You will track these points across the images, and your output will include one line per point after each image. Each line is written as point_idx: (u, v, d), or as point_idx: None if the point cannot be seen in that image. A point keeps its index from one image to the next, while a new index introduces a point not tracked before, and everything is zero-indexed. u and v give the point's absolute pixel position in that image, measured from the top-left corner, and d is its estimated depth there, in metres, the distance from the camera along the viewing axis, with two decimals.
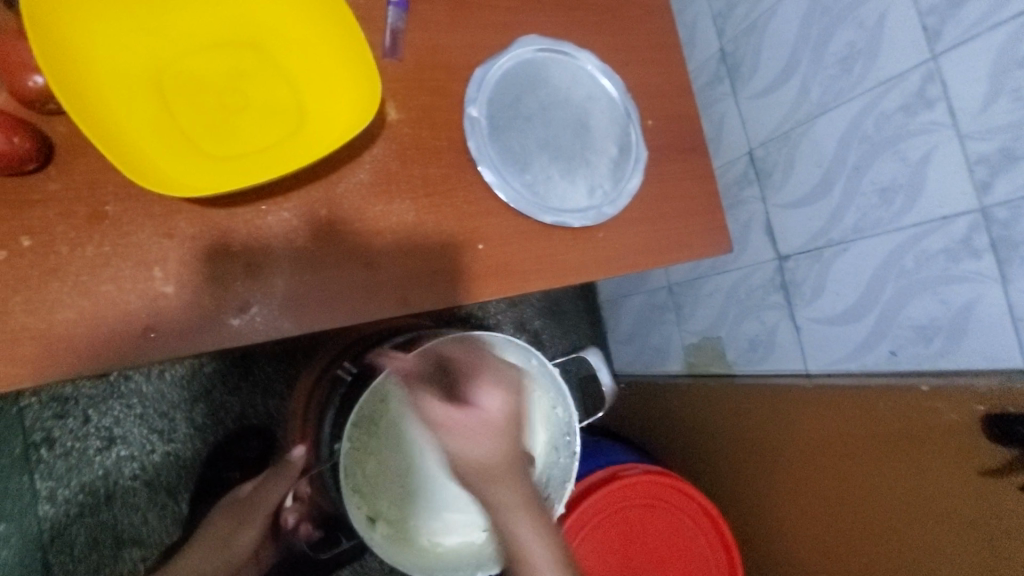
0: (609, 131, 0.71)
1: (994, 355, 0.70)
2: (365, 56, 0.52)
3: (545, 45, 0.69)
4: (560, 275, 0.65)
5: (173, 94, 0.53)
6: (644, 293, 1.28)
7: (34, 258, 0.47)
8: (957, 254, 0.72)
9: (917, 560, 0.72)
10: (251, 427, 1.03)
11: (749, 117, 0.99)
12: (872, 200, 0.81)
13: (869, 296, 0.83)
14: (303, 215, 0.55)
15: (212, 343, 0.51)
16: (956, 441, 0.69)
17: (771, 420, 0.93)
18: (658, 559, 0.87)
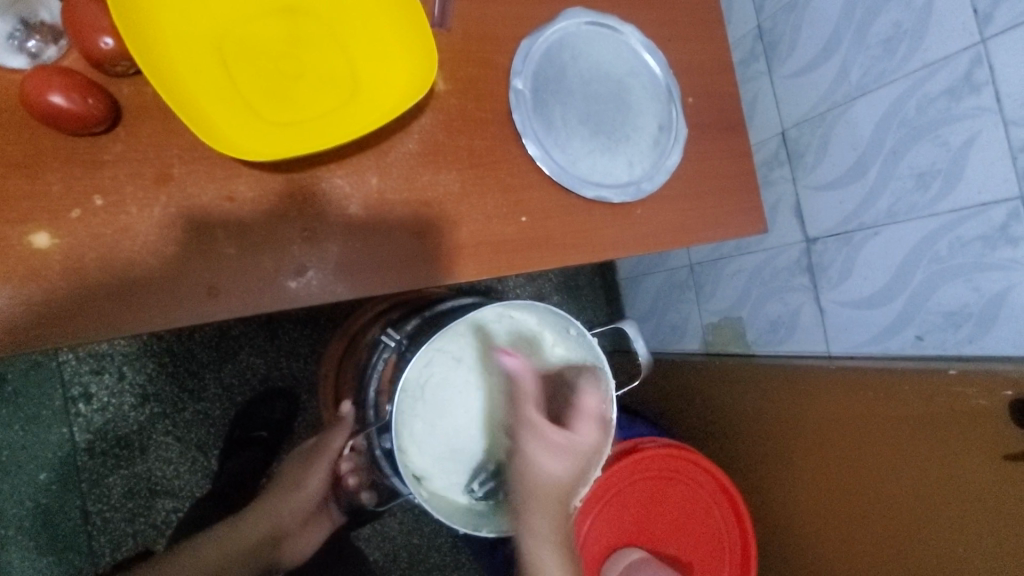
0: (650, 107, 0.71)
1: (1022, 342, 0.72)
2: (422, 26, 0.54)
3: (589, 18, 0.69)
4: (597, 249, 0.67)
5: (234, 59, 0.54)
6: (664, 272, 1.30)
7: (106, 217, 0.49)
8: (993, 241, 0.73)
9: (933, 538, 0.74)
10: (279, 387, 1.08)
11: (783, 98, 0.98)
12: (908, 184, 0.81)
13: (899, 281, 0.84)
14: (355, 183, 0.57)
15: (272, 304, 0.53)
16: (982, 424, 0.70)
17: (792, 398, 0.95)
18: (674, 525, 0.93)
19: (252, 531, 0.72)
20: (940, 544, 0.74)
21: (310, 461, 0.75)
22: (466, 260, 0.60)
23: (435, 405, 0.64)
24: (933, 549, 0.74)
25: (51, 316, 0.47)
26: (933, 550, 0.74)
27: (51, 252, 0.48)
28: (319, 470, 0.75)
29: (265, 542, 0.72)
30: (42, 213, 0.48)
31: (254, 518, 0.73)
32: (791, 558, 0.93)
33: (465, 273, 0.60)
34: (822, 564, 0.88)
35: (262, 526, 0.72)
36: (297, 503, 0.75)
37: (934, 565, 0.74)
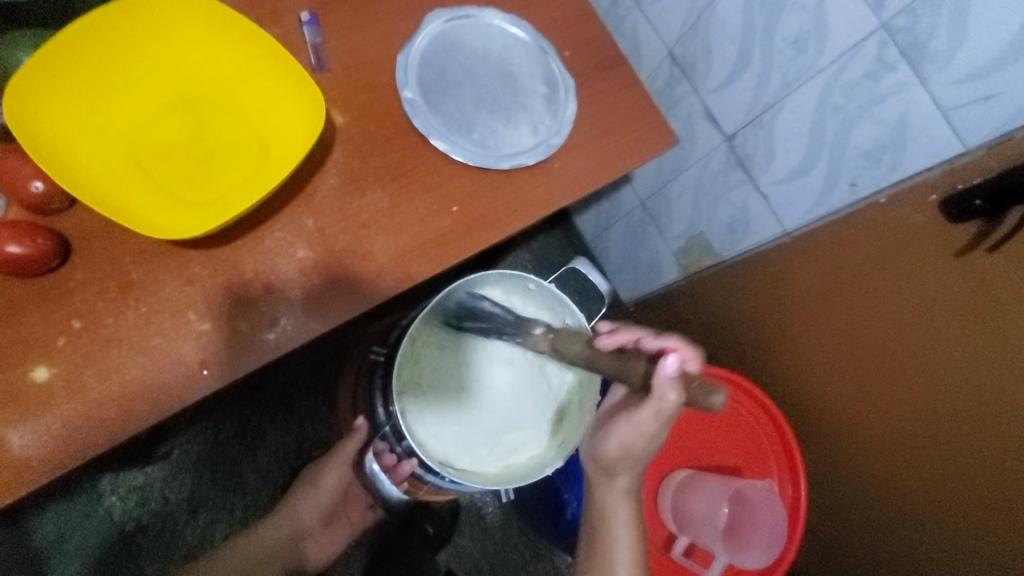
0: (534, 72, 0.76)
1: (936, 150, 0.74)
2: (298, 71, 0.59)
3: (451, 15, 0.75)
4: (531, 211, 0.72)
5: (149, 159, 0.59)
6: (623, 218, 1.38)
7: (89, 335, 0.54)
8: (877, 73, 0.77)
9: (931, 359, 0.75)
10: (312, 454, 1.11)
11: (659, 21, 1.05)
12: (789, 53, 0.86)
13: (816, 141, 0.89)
14: (294, 230, 0.62)
15: (259, 359, 0.58)
16: (930, 234, 0.72)
17: (776, 284, 0.99)
18: (709, 441, 0.98)
19: (277, 532, 0.82)
20: (932, 365, 0.75)
21: (327, 463, 0.85)
22: (418, 260, 0.65)
23: (438, 393, 0.68)
24: (930, 372, 0.75)
25: (71, 437, 0.52)
26: (930, 373, 0.75)
27: (53, 381, 0.53)
28: (334, 471, 0.84)
29: (292, 537, 0.83)
30: (33, 351, 0.53)
31: (279, 519, 0.83)
32: (827, 429, 0.94)
33: (420, 272, 0.65)
34: (853, 424, 0.89)
35: (288, 525, 0.83)
36: (315, 505, 0.85)
37: (933, 389, 0.75)
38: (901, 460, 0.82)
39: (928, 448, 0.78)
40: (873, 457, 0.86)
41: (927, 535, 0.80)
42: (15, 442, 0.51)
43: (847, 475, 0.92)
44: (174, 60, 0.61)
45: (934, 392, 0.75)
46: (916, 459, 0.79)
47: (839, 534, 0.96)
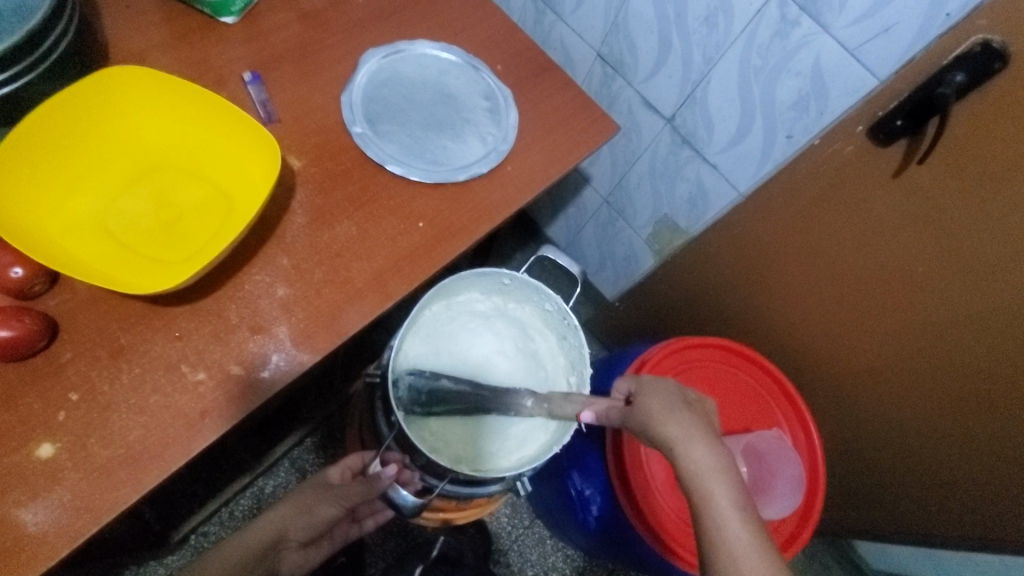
0: (472, 88, 0.81)
1: (856, 88, 0.81)
2: (245, 115, 0.62)
3: (384, 52, 0.80)
4: (493, 214, 0.75)
5: (125, 228, 0.62)
6: (592, 218, 1.43)
7: (87, 405, 0.55)
8: (784, 31, 0.83)
9: (903, 269, 0.80)
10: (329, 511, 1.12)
11: (581, 28, 1.11)
12: (704, 31, 0.93)
13: (747, 105, 0.94)
14: (271, 271, 0.64)
15: (257, 398, 0.59)
16: (867, 162, 0.76)
17: (736, 245, 1.02)
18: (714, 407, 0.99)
19: (253, 537, 0.66)
20: (910, 281, 0.80)
21: (324, 488, 0.76)
22: (394, 278, 0.68)
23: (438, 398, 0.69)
24: (910, 288, 0.81)
25: (84, 506, 0.52)
26: (909, 288, 0.81)
27: (59, 454, 0.54)
28: (331, 500, 0.75)
29: (269, 548, 0.66)
30: (35, 430, 0.54)
31: (259, 528, 0.67)
32: (833, 361, 0.99)
33: (399, 289, 0.67)
34: (855, 350, 0.94)
35: (266, 536, 0.66)
36: (303, 524, 0.72)
37: (918, 304, 0.81)
38: (911, 373, 0.88)
39: (930, 356, 0.84)
40: (883, 375, 0.92)
41: (959, 430, 0.88)
42: (29, 520, 0.51)
43: (861, 396, 0.99)
44: (132, 134, 0.64)
45: (921, 307, 0.81)
46: (924, 368, 0.87)
47: (863, 440, 1.04)
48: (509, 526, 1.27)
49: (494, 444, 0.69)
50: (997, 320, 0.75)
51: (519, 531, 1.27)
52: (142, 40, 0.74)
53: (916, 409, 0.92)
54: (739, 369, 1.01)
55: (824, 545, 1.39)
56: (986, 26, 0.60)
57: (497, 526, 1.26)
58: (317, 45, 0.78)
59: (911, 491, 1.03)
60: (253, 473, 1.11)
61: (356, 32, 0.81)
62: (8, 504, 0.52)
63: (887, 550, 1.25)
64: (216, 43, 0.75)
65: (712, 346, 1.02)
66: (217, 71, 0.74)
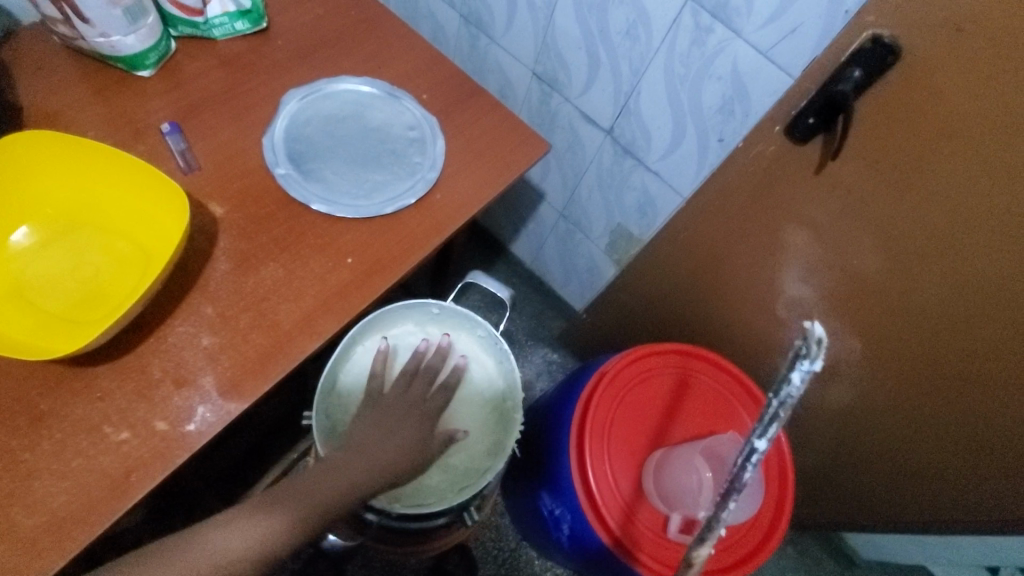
0: (396, 120, 0.82)
1: (775, 88, 0.82)
2: (148, 166, 0.61)
3: (304, 93, 0.80)
4: (424, 243, 0.75)
5: (39, 293, 0.61)
6: (551, 233, 1.44)
7: (6, 475, 0.54)
8: (700, 39, 0.84)
9: (842, 262, 0.80)
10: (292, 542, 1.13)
11: (514, 49, 1.12)
12: (627, 43, 0.94)
13: (678, 112, 0.95)
14: (195, 322, 0.64)
15: (184, 452, 0.58)
16: (791, 160, 0.77)
17: (685, 250, 1.02)
18: (678, 412, 0.99)
19: None
20: (850, 275, 0.81)
21: None
22: (324, 316, 0.67)
23: None
24: (852, 279, 0.81)
25: None
26: (852, 279, 0.81)
27: None
28: None
29: None
30: None
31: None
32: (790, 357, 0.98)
33: (328, 326, 0.67)
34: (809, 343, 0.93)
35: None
36: None
37: (863, 297, 0.82)
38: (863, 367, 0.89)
39: (880, 346, 0.85)
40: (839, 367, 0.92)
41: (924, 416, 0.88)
42: None
43: (823, 387, 0.98)
44: (47, 197, 0.64)
45: (862, 299, 0.82)
46: (874, 358, 0.87)
47: (832, 434, 1.04)
48: (495, 550, 1.25)
49: (433, 479, 0.68)
50: (933, 306, 0.76)
51: (504, 554, 1.25)
52: (58, 100, 0.73)
53: (876, 399, 0.92)
54: (699, 372, 1.01)
55: (817, 539, 1.37)
56: (874, 21, 0.61)
57: (482, 551, 1.24)
58: (239, 90, 0.79)
59: (885, 480, 1.02)
60: None
61: (277, 74, 0.81)
62: None
63: (875, 538, 1.24)
64: (134, 97, 0.75)
65: (666, 354, 1.02)
66: (136, 124, 0.74)
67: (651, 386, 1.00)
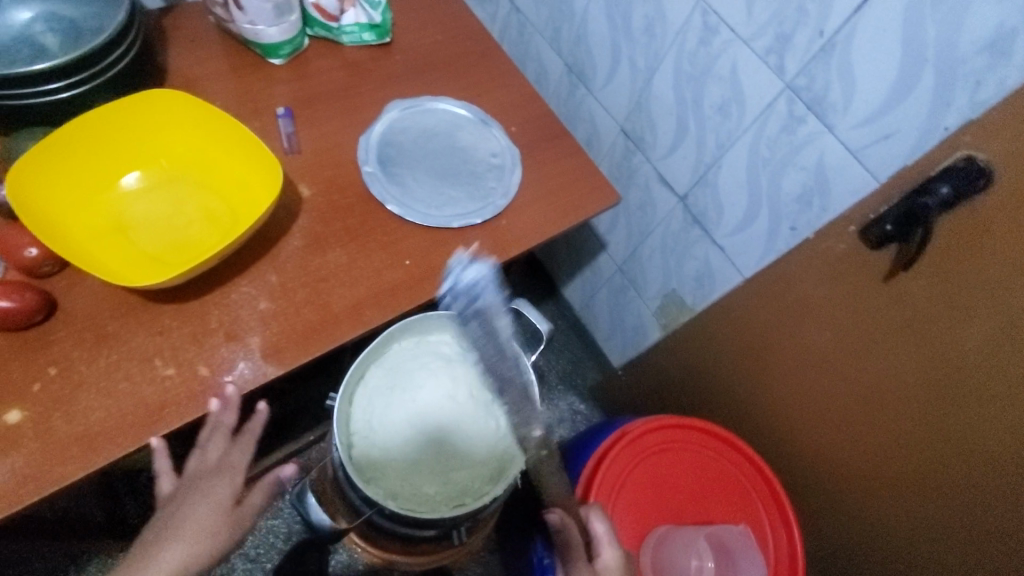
0: (482, 145, 0.87)
1: (858, 189, 0.81)
2: (257, 140, 0.68)
3: (406, 104, 0.87)
4: (480, 263, 0.78)
5: (135, 230, 0.68)
6: (605, 284, 1.44)
7: (62, 380, 0.60)
8: (791, 127, 0.85)
9: (896, 379, 0.76)
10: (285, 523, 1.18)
11: (608, 102, 1.17)
12: (718, 117, 0.95)
13: (755, 193, 0.95)
14: (258, 285, 0.69)
15: (216, 400, 0.62)
16: (860, 263, 0.75)
17: (734, 330, 1.00)
18: (691, 493, 0.96)
19: None
20: (906, 395, 0.76)
21: None
22: (371, 308, 0.71)
23: (385, 430, 0.70)
24: (905, 400, 0.76)
25: (31, 475, 0.55)
26: (906, 400, 0.76)
27: (24, 422, 0.57)
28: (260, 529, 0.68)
29: None
30: (10, 396, 0.58)
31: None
32: (823, 467, 0.93)
33: (373, 318, 0.70)
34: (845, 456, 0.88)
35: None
36: None
37: (914, 421, 0.76)
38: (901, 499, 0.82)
39: (920, 484, 0.78)
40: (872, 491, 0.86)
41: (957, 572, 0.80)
42: None
43: (850, 509, 0.91)
44: (165, 149, 0.72)
45: (912, 423, 0.76)
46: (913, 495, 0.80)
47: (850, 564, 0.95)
48: None
49: (431, 489, 0.69)
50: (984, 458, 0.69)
51: None
52: (199, 70, 0.83)
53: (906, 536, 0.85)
54: (726, 457, 0.97)
55: None
56: (970, 142, 0.61)
57: None
58: (350, 91, 0.86)
59: None
60: None
61: (386, 84, 0.88)
62: None
63: None
64: (261, 79, 0.84)
65: (695, 430, 0.99)
66: (256, 103, 0.82)
67: (671, 459, 0.97)
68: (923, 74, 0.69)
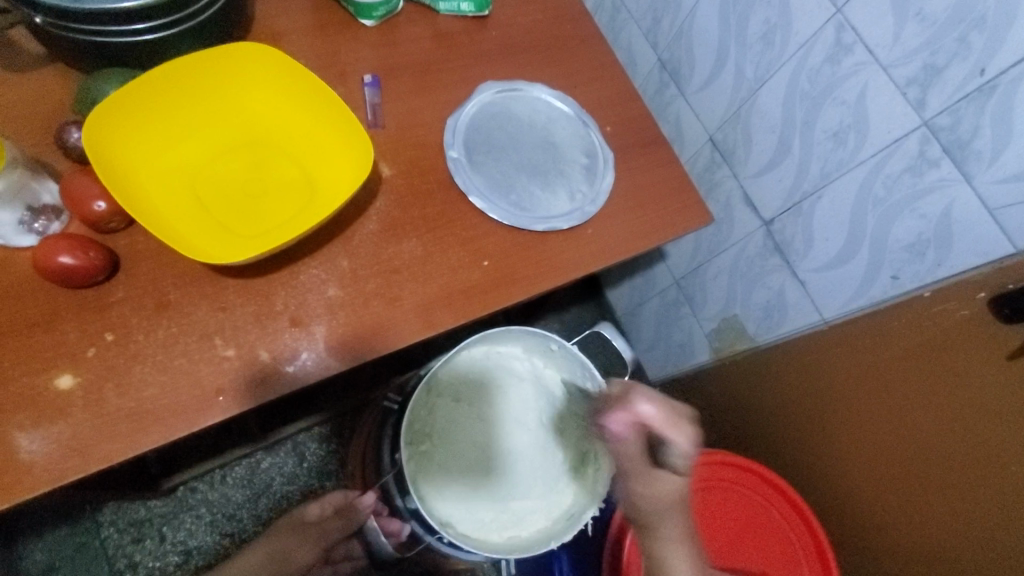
0: (575, 143, 0.80)
1: (986, 249, 0.72)
2: (351, 117, 0.62)
3: (501, 87, 0.80)
4: (561, 273, 0.72)
5: (207, 195, 0.63)
6: (657, 295, 1.37)
7: (119, 348, 0.56)
8: (918, 168, 0.76)
9: (989, 468, 0.67)
10: (302, 489, 1.18)
11: (700, 109, 1.08)
12: (829, 145, 0.86)
13: (857, 232, 0.86)
14: (328, 269, 0.63)
15: (274, 391, 0.58)
16: (978, 332, 0.67)
17: (808, 374, 0.94)
18: (736, 540, 0.87)
19: None
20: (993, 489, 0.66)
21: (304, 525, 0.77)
22: (443, 310, 0.65)
23: (447, 446, 0.70)
24: (988, 497, 0.67)
25: (79, 448, 0.52)
26: (995, 490, 0.66)
27: (76, 389, 0.54)
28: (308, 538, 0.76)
29: None
30: (63, 358, 0.55)
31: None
32: (883, 543, 0.83)
33: (444, 322, 0.65)
34: (906, 536, 0.79)
35: None
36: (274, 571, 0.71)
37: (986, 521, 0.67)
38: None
39: None
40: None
41: None
42: (25, 446, 0.51)
43: None
44: (244, 109, 0.66)
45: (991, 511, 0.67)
46: None
47: None
48: None
49: (487, 515, 0.68)
50: None
51: None
52: (285, 23, 0.77)
53: None
54: (776, 508, 0.88)
55: None
56: None
57: None
58: (440, 65, 0.79)
59: None
60: (254, 446, 1.15)
61: (479, 61, 0.81)
62: (14, 424, 0.52)
63: None
64: (349, 40, 0.78)
65: (751, 474, 0.90)
66: (342, 67, 0.76)
67: (719, 497, 0.89)
68: None
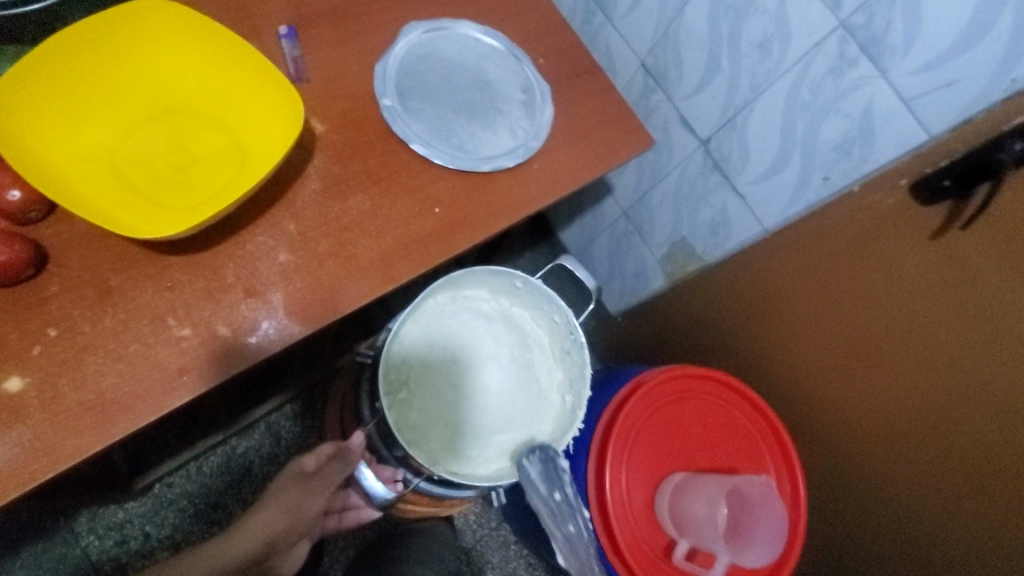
0: (509, 79, 0.78)
1: (905, 139, 0.77)
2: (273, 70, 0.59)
3: (427, 27, 0.77)
4: (513, 211, 0.72)
5: (130, 170, 0.59)
6: (608, 228, 1.39)
7: (65, 343, 0.53)
8: (840, 69, 0.79)
9: (923, 341, 0.73)
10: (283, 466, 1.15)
11: (629, 33, 1.07)
12: (755, 56, 0.88)
13: (788, 138, 0.90)
14: (275, 235, 0.61)
15: (239, 363, 0.57)
16: (904, 217, 0.72)
17: (755, 281, 0.99)
18: (706, 440, 0.93)
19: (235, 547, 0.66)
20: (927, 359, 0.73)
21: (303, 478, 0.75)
22: (400, 261, 0.65)
23: (426, 391, 0.73)
24: (924, 367, 0.74)
25: (42, 449, 0.50)
26: (930, 358, 0.73)
27: (27, 390, 0.52)
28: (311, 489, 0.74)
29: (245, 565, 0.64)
30: (7, 361, 0.52)
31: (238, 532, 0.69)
32: (835, 424, 0.91)
33: (403, 273, 0.65)
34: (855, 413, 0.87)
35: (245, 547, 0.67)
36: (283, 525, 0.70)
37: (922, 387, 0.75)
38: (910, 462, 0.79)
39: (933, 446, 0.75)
40: (878, 452, 0.84)
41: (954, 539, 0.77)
42: None
43: (859, 467, 0.89)
44: (154, 74, 0.61)
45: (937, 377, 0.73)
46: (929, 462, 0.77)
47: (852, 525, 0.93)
48: (475, 525, 1.15)
49: (472, 450, 0.72)
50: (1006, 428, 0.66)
51: (484, 531, 1.15)
52: None
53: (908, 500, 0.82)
54: (738, 407, 0.94)
55: None
56: None
57: (462, 523, 1.14)
58: (359, 9, 0.75)
59: None
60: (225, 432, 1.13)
61: (400, 2, 0.77)
62: None
63: None
64: None
65: (714, 380, 0.95)
66: (253, 21, 0.71)
67: (689, 404, 0.94)
68: (1001, 17, 0.64)
